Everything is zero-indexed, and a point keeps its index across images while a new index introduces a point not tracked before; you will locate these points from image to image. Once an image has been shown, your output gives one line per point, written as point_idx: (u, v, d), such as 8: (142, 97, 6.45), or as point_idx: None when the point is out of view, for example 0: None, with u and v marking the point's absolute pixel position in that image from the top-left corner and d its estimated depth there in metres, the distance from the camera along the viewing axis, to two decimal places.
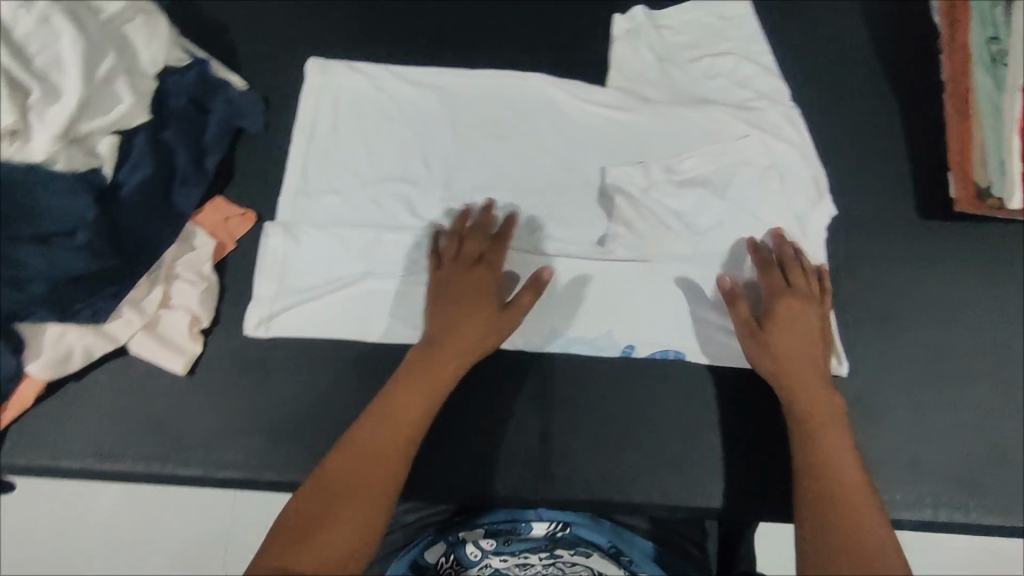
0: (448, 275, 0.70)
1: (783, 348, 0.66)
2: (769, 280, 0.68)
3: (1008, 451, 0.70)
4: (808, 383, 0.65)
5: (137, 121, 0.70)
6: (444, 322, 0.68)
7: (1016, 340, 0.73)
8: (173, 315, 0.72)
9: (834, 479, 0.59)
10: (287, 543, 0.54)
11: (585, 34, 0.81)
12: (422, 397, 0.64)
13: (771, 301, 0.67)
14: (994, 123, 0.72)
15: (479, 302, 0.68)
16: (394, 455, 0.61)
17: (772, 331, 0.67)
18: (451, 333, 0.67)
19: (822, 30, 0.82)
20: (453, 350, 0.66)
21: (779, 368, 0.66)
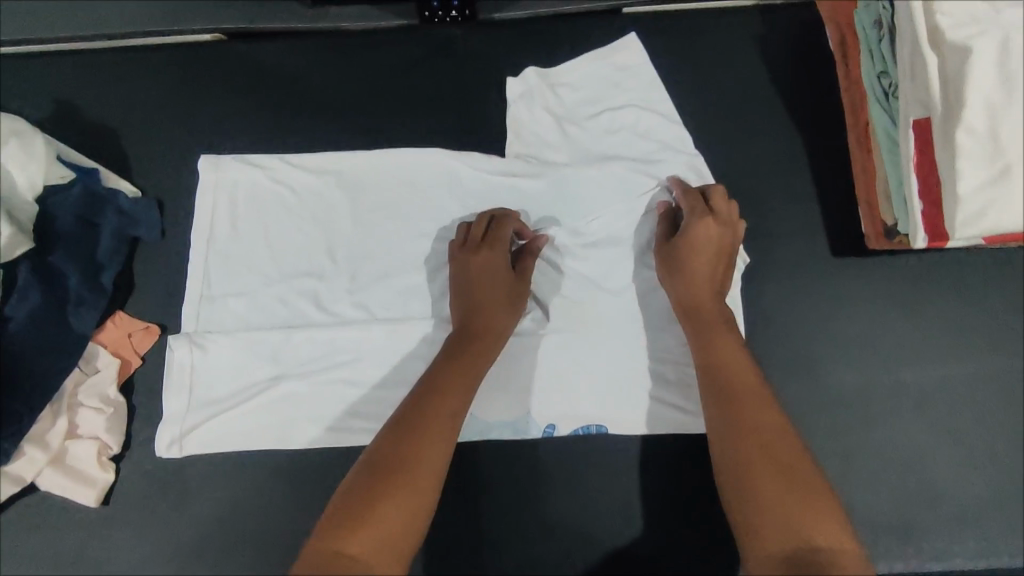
0: (468, 256, 0.71)
1: (692, 265, 0.70)
2: (691, 203, 0.72)
3: (942, 488, 0.69)
4: (705, 297, 0.69)
5: (18, 250, 0.68)
6: (474, 300, 0.70)
7: (944, 369, 0.72)
8: (80, 446, 0.69)
9: (741, 387, 0.63)
10: (345, 524, 0.54)
11: (484, 100, 0.80)
12: (465, 377, 0.66)
13: (689, 220, 0.71)
14: (891, 157, 0.71)
15: (501, 282, 0.70)
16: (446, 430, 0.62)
17: (688, 251, 0.70)
18: (483, 317, 0.69)
19: (720, 69, 0.80)
20: (486, 327, 0.69)
21: (690, 294, 0.69)
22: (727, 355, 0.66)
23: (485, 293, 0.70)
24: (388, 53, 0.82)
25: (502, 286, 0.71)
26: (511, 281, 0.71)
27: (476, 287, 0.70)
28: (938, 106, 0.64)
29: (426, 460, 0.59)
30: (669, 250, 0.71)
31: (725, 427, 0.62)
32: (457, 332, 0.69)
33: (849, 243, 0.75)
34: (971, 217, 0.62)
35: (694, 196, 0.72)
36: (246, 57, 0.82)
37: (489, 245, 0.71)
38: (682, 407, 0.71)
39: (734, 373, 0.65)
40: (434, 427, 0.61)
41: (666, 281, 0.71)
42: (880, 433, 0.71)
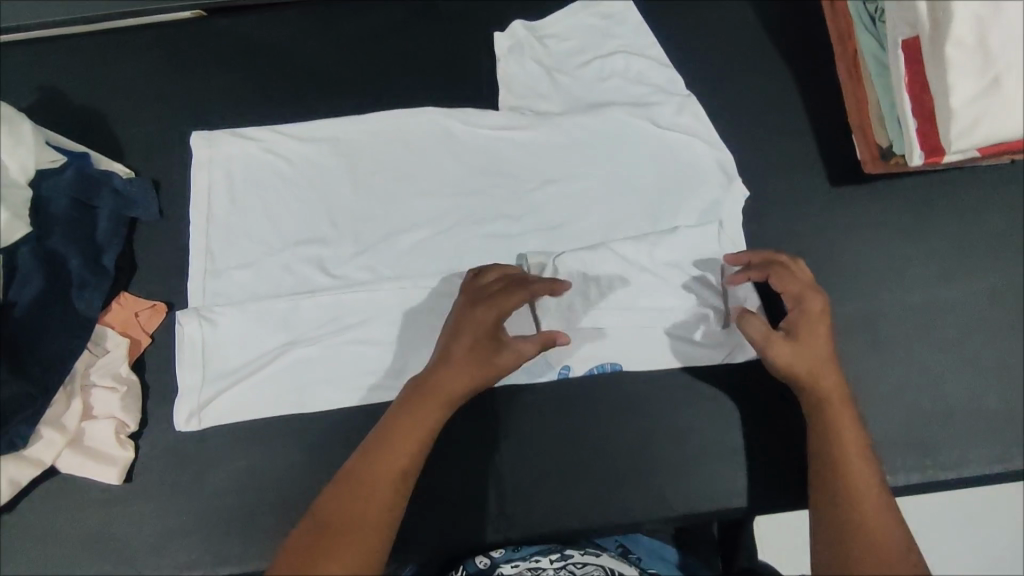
0: (464, 312, 0.63)
1: (816, 358, 0.62)
2: (789, 286, 0.64)
3: (954, 404, 0.70)
4: (825, 375, 0.62)
5: (15, 236, 0.66)
6: (448, 355, 0.62)
7: (947, 288, 0.73)
8: (97, 426, 0.69)
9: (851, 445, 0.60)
10: None
11: (473, 58, 0.80)
12: (419, 431, 0.60)
13: (800, 308, 0.63)
14: (882, 81, 0.71)
15: (484, 346, 0.62)
16: (390, 488, 0.58)
17: (806, 345, 0.63)
18: (443, 370, 0.62)
19: (705, 11, 0.81)
20: (452, 386, 0.61)
21: (810, 370, 0.62)
22: (841, 416, 0.61)
23: (462, 356, 0.62)
24: (372, 17, 0.82)
25: (484, 344, 0.62)
26: (495, 345, 0.63)
27: (461, 341, 0.62)
28: (925, 23, 0.64)
29: (377, 522, 0.57)
30: (788, 348, 0.62)
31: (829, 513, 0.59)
32: (420, 378, 0.63)
33: (846, 170, 0.76)
34: (964, 130, 0.63)
35: (802, 271, 0.65)
36: (230, 31, 0.81)
37: (487, 304, 0.63)
38: (692, 341, 0.72)
39: (848, 459, 0.60)
40: (379, 485, 0.58)
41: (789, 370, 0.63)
42: (890, 354, 0.71)
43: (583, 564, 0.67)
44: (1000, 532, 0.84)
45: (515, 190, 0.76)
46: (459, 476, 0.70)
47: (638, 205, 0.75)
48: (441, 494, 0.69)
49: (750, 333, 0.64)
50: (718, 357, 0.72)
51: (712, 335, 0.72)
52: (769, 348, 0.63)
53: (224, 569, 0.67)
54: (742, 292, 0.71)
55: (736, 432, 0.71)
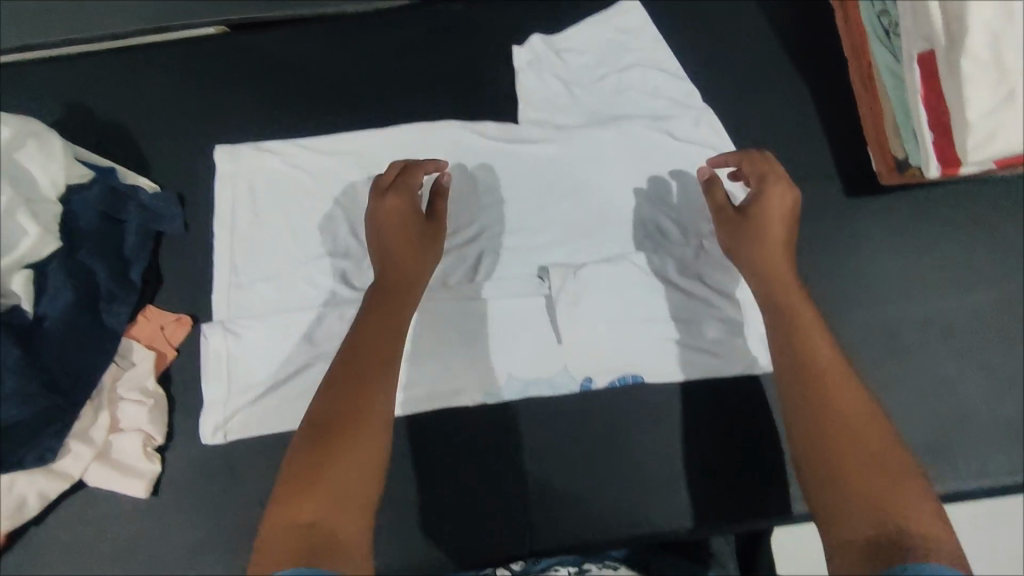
0: (373, 206, 0.69)
1: (772, 236, 0.66)
2: (756, 168, 0.69)
3: (973, 412, 0.71)
4: (775, 259, 0.65)
5: (47, 250, 0.68)
6: (381, 246, 0.67)
7: (963, 297, 0.74)
8: (124, 439, 0.69)
9: (808, 342, 0.59)
10: (295, 493, 0.53)
11: (493, 72, 0.81)
12: (390, 323, 0.62)
13: (760, 189, 0.68)
14: (897, 94, 0.72)
15: (415, 229, 0.68)
16: (372, 382, 0.58)
17: (754, 218, 0.66)
18: (393, 259, 0.66)
19: (720, 24, 0.82)
20: (398, 276, 0.66)
21: (761, 255, 0.65)
22: (794, 308, 0.62)
23: (400, 236, 0.67)
24: (392, 32, 0.83)
25: (407, 233, 0.67)
26: (427, 232, 0.69)
27: (400, 216, 0.68)
28: (940, 37, 0.65)
29: (370, 420, 0.56)
30: (736, 220, 0.67)
31: (809, 400, 0.56)
32: (375, 284, 0.66)
33: (862, 182, 0.77)
34: (981, 141, 0.63)
35: (769, 164, 0.69)
36: (252, 46, 0.83)
37: (392, 191, 0.69)
38: (711, 352, 0.72)
39: (810, 352, 0.59)
40: (367, 380, 0.58)
41: (739, 250, 0.66)
42: (910, 365, 0.72)
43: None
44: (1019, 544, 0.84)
45: (535, 202, 0.76)
46: (483, 488, 0.70)
47: (657, 215, 0.76)
48: (465, 507, 0.70)
49: (711, 202, 0.70)
50: (739, 367, 0.72)
51: (733, 346, 0.72)
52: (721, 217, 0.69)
53: None
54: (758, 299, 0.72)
55: (759, 444, 0.71)
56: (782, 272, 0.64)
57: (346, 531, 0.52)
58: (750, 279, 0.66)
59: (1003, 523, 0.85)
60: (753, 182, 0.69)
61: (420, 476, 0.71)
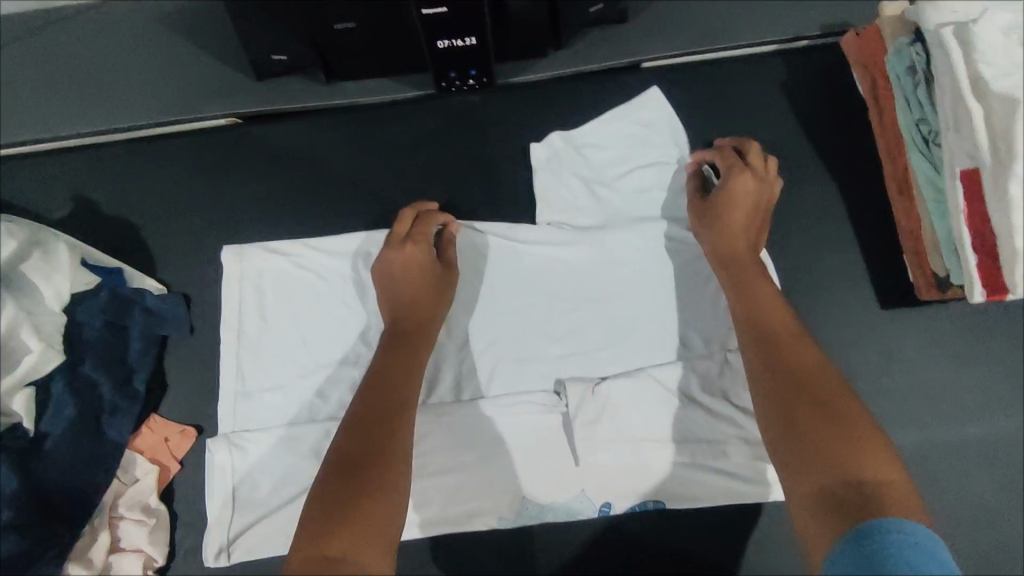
0: (388, 253, 0.70)
1: (728, 225, 0.69)
2: (726, 160, 0.72)
3: (1009, 545, 0.68)
4: (736, 244, 0.68)
5: (50, 365, 0.66)
6: (398, 294, 0.68)
7: (1002, 419, 0.71)
8: (124, 561, 0.67)
9: (795, 358, 0.59)
10: (320, 524, 0.50)
11: (511, 170, 0.80)
12: (404, 359, 0.64)
13: (727, 177, 0.71)
14: (937, 207, 0.68)
15: (427, 267, 0.69)
16: (393, 415, 0.59)
17: (718, 212, 0.70)
18: (404, 297, 0.68)
19: (746, 120, 0.80)
20: (412, 313, 0.67)
21: (725, 246, 0.68)
22: (767, 300, 0.64)
23: (406, 267, 0.69)
24: (408, 125, 0.81)
25: (424, 281, 0.68)
26: (439, 270, 0.70)
27: (408, 242, 0.70)
28: (986, 157, 0.62)
29: (389, 445, 0.56)
30: (703, 208, 0.71)
31: (773, 373, 0.58)
32: (394, 325, 0.67)
33: (896, 292, 0.74)
34: None
35: (727, 155, 0.72)
36: (265, 138, 0.81)
37: (410, 241, 0.70)
38: (737, 476, 0.68)
39: (803, 369, 0.58)
40: (389, 414, 0.59)
41: (703, 236, 0.70)
42: (943, 490, 0.69)
43: None
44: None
45: (554, 308, 0.73)
46: None
47: (679, 326, 0.72)
48: None
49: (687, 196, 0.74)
50: (766, 494, 0.68)
51: (760, 471, 0.68)
52: (693, 205, 0.72)
53: None
54: None
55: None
56: (744, 259, 0.67)
57: (373, 564, 0.49)
58: (715, 262, 0.69)
59: None
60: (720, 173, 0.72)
61: None
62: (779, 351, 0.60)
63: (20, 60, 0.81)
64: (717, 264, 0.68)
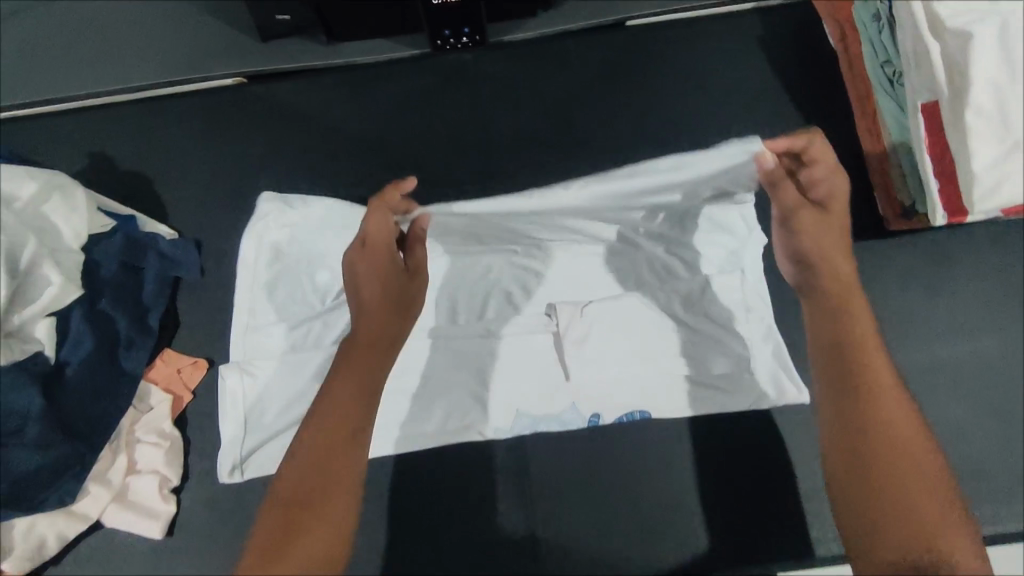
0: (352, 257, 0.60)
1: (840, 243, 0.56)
2: (825, 154, 0.57)
3: (988, 459, 0.70)
4: (841, 264, 0.56)
5: (70, 297, 0.69)
6: (359, 304, 0.58)
7: (976, 340, 0.73)
8: (141, 481, 0.71)
9: (873, 386, 0.50)
10: None
11: (500, 120, 0.84)
12: (363, 384, 0.54)
13: (831, 179, 0.57)
14: (903, 142, 0.73)
15: (396, 281, 0.59)
16: (345, 452, 0.51)
17: (837, 222, 0.57)
18: (375, 317, 0.57)
19: (723, 70, 0.84)
20: (373, 331, 0.57)
21: (830, 267, 0.56)
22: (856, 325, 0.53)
23: (379, 283, 0.59)
24: (402, 80, 0.85)
25: (389, 296, 0.58)
26: (406, 283, 0.60)
27: (371, 254, 0.59)
28: (943, 87, 0.65)
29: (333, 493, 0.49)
30: (816, 220, 0.57)
31: (842, 405, 0.50)
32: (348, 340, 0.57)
33: (868, 222, 0.77)
34: (987, 192, 0.63)
35: (833, 151, 0.57)
36: (267, 94, 0.85)
37: (370, 249, 0.59)
38: (718, 388, 0.73)
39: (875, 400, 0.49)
40: (340, 454, 0.51)
41: (807, 252, 0.57)
42: (923, 411, 0.71)
43: None
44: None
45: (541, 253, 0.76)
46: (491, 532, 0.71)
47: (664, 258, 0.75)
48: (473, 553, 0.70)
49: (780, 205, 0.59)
50: (746, 403, 0.72)
51: (740, 382, 0.72)
52: (795, 214, 0.58)
53: None
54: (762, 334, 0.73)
55: (769, 489, 0.71)
56: (844, 281, 0.55)
57: None
58: (813, 285, 0.56)
59: None
60: (820, 172, 0.58)
61: (429, 517, 0.71)
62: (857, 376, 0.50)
63: (39, 26, 0.87)
64: (817, 284, 0.56)
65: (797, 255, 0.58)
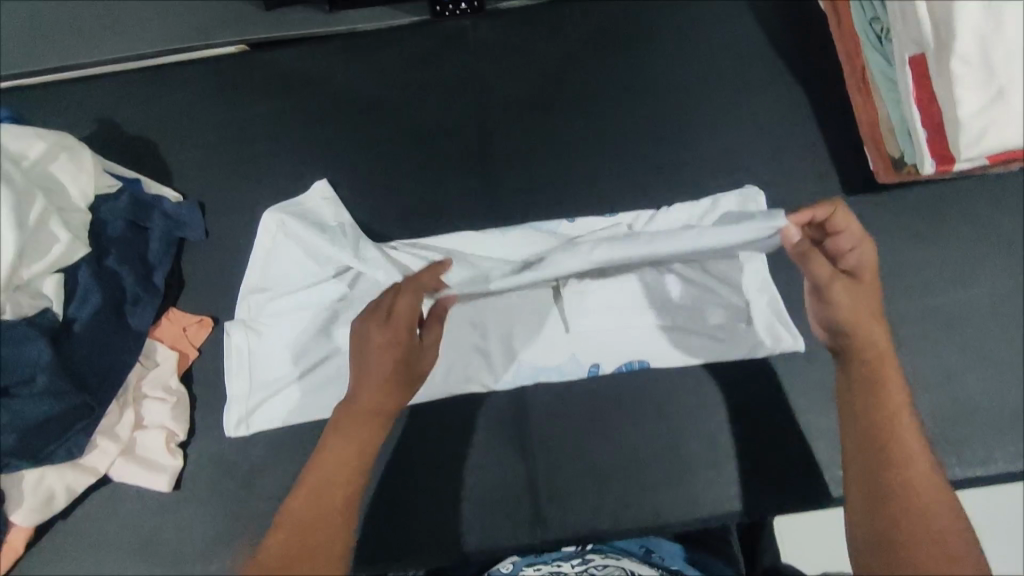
0: (365, 325, 0.60)
1: (874, 322, 0.57)
2: (850, 227, 0.57)
3: (975, 403, 0.72)
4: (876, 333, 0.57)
5: (78, 254, 0.71)
6: (367, 376, 0.58)
7: (964, 289, 0.75)
8: (148, 435, 0.73)
9: (900, 441, 0.53)
10: None
11: (496, 83, 0.85)
12: (359, 455, 0.58)
13: (861, 251, 0.58)
14: (891, 96, 0.75)
15: (409, 359, 0.60)
16: (328, 520, 0.54)
17: (868, 289, 0.57)
18: (378, 393, 0.58)
19: (717, 31, 0.85)
20: (374, 409, 0.58)
21: (862, 330, 0.57)
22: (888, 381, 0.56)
23: (389, 359, 0.59)
24: (401, 47, 0.87)
25: (398, 375, 0.59)
26: (415, 360, 0.61)
27: (383, 330, 0.59)
28: (930, 41, 0.67)
29: (313, 555, 0.52)
30: (851, 290, 0.57)
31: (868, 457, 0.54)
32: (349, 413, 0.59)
33: (856, 180, 0.79)
34: (972, 139, 0.65)
35: (857, 220, 0.57)
36: (267, 61, 0.87)
37: (393, 323, 0.59)
38: (715, 337, 0.74)
39: (903, 449, 0.53)
40: (324, 522, 0.54)
41: (853, 322, 0.57)
42: (912, 357, 0.74)
43: (602, 566, 0.64)
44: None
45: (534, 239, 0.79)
46: (492, 482, 0.72)
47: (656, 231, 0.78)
48: (474, 501, 0.71)
49: (812, 273, 0.59)
50: (742, 352, 0.73)
51: (736, 332, 0.74)
52: (836, 287, 0.58)
53: None
54: (756, 288, 0.75)
55: (767, 435, 0.72)
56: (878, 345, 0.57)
57: None
58: (850, 351, 0.58)
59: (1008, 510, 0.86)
60: (847, 241, 0.58)
61: (431, 467, 0.72)
62: (888, 428, 0.54)
63: None
64: (852, 351, 0.58)
65: (842, 328, 0.58)
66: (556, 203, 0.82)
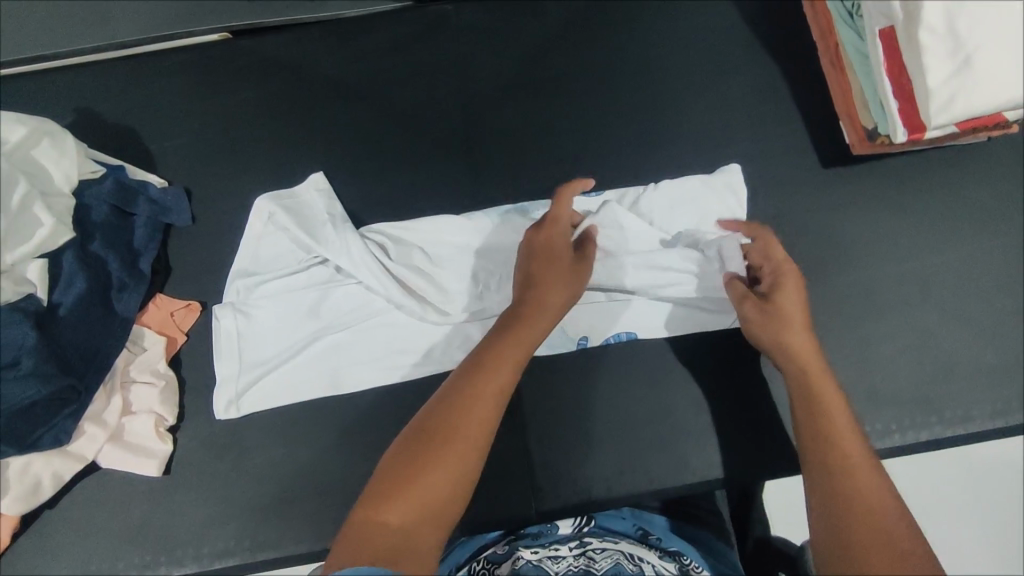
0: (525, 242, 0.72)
1: (788, 338, 0.65)
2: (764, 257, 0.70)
3: (953, 365, 0.74)
4: (807, 356, 0.65)
5: (62, 238, 0.70)
6: (529, 279, 0.68)
7: (939, 256, 0.77)
8: (136, 420, 0.72)
9: (840, 440, 0.60)
10: (387, 491, 0.54)
11: (482, 66, 0.86)
12: (519, 348, 0.63)
13: (774, 277, 0.69)
14: (864, 70, 0.77)
15: (562, 268, 0.69)
16: (490, 398, 0.60)
17: (780, 306, 0.66)
18: (535, 294, 0.67)
19: (696, 13, 0.87)
20: (535, 303, 0.67)
21: (786, 347, 0.65)
22: (826, 392, 0.63)
23: (545, 264, 0.69)
24: (385, 31, 0.87)
25: (557, 280, 0.68)
26: (572, 268, 0.70)
27: (539, 242, 0.71)
28: (899, 14, 0.69)
29: (475, 424, 0.58)
30: (759, 308, 0.67)
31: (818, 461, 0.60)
32: (512, 307, 0.67)
33: (835, 153, 0.81)
34: (942, 105, 0.67)
35: (776, 250, 0.70)
36: (251, 49, 0.87)
37: (548, 233, 0.71)
38: (701, 307, 0.75)
39: (844, 452, 0.59)
40: (478, 399, 0.59)
41: (767, 337, 0.66)
42: (892, 322, 0.76)
43: (601, 549, 0.66)
44: (1000, 489, 0.89)
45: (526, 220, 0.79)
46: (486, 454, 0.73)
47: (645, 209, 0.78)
48: None
49: (734, 296, 0.70)
50: (725, 322, 0.75)
51: (721, 301, 0.75)
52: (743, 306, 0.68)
53: (261, 554, 0.71)
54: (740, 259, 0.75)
55: (754, 402, 0.74)
56: (815, 363, 0.64)
57: (421, 539, 0.52)
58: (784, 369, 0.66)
59: (982, 472, 0.89)
60: (766, 271, 0.70)
61: None
62: (829, 432, 0.60)
63: None
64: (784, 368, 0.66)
65: (760, 343, 0.68)
66: (544, 182, 0.82)
